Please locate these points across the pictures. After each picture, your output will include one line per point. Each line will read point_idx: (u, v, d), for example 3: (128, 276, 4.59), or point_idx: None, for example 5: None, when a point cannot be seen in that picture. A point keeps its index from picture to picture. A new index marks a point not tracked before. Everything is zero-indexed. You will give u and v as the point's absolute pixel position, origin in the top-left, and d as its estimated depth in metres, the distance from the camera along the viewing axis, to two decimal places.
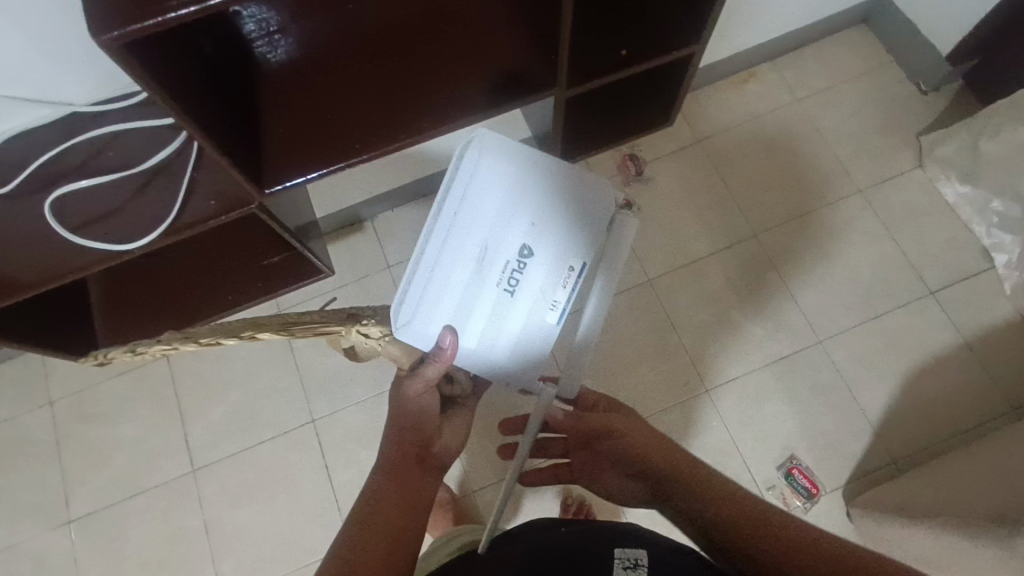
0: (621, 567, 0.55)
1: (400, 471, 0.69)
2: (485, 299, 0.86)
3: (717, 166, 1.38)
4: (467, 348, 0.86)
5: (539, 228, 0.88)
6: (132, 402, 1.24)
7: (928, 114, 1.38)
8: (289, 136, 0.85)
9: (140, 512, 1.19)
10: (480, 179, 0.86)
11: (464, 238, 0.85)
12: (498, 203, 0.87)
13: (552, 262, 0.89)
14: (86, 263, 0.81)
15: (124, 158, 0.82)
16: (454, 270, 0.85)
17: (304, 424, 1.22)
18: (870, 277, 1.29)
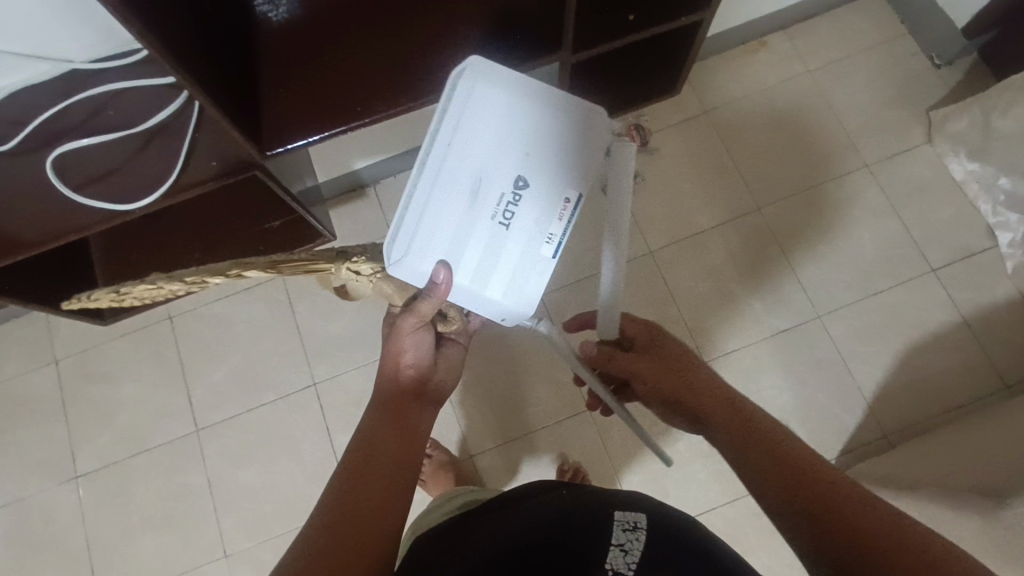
0: (620, 528, 0.56)
1: (395, 408, 0.68)
2: (478, 234, 0.77)
3: (723, 137, 1.36)
4: (460, 287, 0.78)
5: (537, 157, 0.78)
6: (136, 362, 1.26)
7: (940, 89, 1.36)
8: (290, 97, 0.84)
9: (144, 469, 1.22)
10: (477, 106, 0.77)
11: (457, 171, 0.77)
12: (493, 132, 0.78)
13: (551, 194, 0.78)
14: (87, 224, 0.81)
15: (125, 117, 0.82)
16: (445, 204, 0.77)
17: (305, 387, 1.24)
18: (873, 253, 1.28)
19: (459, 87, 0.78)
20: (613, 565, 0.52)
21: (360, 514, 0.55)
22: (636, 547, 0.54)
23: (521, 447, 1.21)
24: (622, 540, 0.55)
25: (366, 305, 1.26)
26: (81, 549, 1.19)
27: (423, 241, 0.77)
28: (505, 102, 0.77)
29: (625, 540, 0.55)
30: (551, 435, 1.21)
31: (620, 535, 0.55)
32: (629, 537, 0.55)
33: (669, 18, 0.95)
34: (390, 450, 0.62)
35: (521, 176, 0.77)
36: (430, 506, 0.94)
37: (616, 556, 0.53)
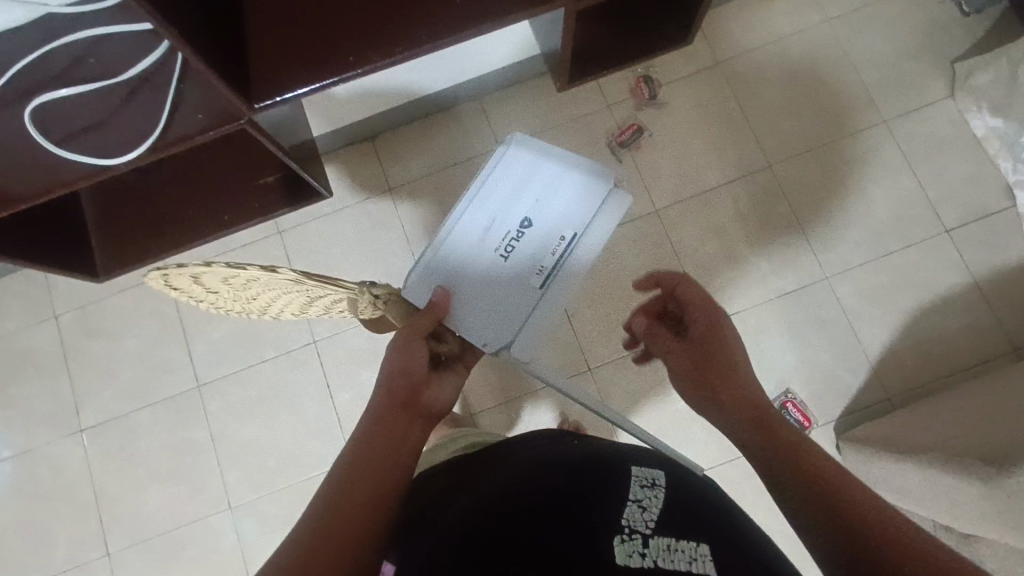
0: (639, 484, 0.56)
1: (386, 415, 0.64)
2: (479, 263, 0.86)
3: (735, 90, 1.31)
4: (455, 313, 0.83)
5: (545, 204, 0.88)
6: (135, 318, 1.25)
7: (965, 39, 1.29)
8: (277, 47, 0.80)
9: (148, 424, 1.23)
10: (501, 167, 0.89)
11: (471, 210, 0.87)
12: (508, 184, 0.89)
13: (550, 233, 0.87)
14: (71, 180, 0.79)
15: (106, 66, 0.78)
16: (459, 236, 0.86)
17: (306, 344, 1.24)
18: (885, 213, 1.25)
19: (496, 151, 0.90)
20: (631, 520, 0.53)
21: (352, 509, 0.55)
22: (654, 504, 0.54)
23: (520, 405, 1.21)
24: (641, 496, 0.55)
25: None
26: (89, 499, 1.21)
27: (432, 265, 0.85)
28: (531, 160, 0.89)
29: (643, 496, 0.55)
30: (550, 395, 1.21)
31: (638, 490, 0.56)
32: (647, 492, 0.56)
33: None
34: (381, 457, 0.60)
35: (525, 220, 0.87)
36: (429, 447, 0.95)
37: (634, 511, 0.54)
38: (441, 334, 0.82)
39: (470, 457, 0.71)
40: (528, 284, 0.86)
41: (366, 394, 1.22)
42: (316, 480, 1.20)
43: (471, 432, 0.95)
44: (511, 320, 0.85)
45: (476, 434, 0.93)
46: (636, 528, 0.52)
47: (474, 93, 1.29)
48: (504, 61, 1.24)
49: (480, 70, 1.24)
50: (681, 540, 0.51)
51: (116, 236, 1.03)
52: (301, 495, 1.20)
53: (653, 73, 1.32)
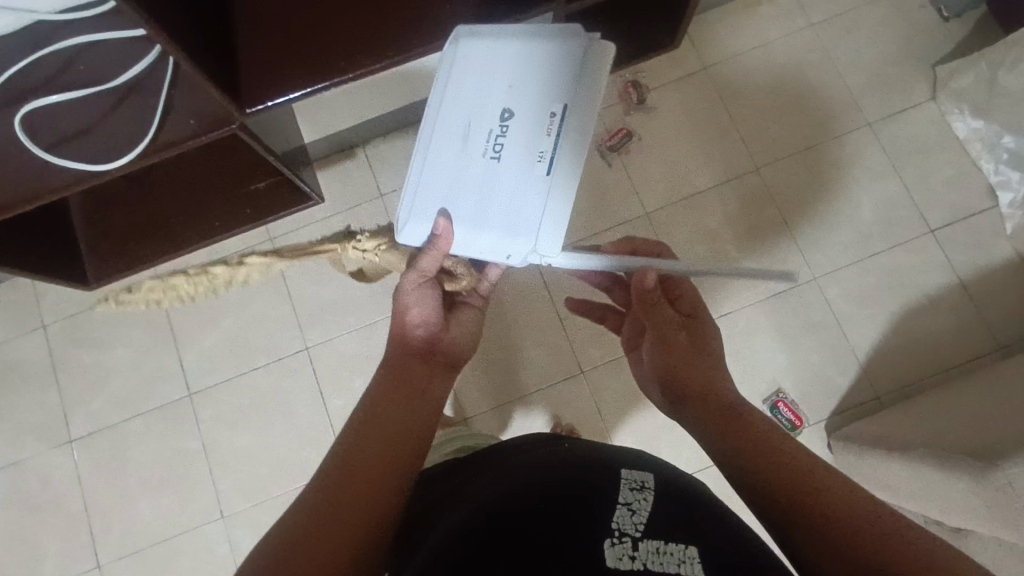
0: (628, 487, 0.56)
1: (403, 373, 0.64)
2: (473, 173, 0.83)
3: (722, 95, 1.32)
4: (461, 235, 0.82)
5: (517, 87, 0.83)
6: (126, 327, 1.24)
7: (947, 44, 1.32)
8: (267, 52, 0.80)
9: (138, 433, 1.22)
10: (459, 59, 0.84)
11: (447, 123, 0.86)
12: (475, 79, 0.84)
13: (535, 116, 0.82)
14: (63, 187, 0.78)
15: (97, 73, 0.78)
16: (442, 155, 0.85)
17: (298, 351, 1.23)
18: (871, 213, 1.26)
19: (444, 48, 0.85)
20: (620, 524, 0.52)
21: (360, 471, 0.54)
22: (644, 506, 0.54)
23: (513, 409, 1.21)
24: (630, 499, 0.55)
25: None
26: (79, 510, 1.20)
27: (422, 198, 0.85)
28: (486, 49, 0.83)
29: (632, 499, 0.55)
30: (543, 398, 1.21)
31: (628, 493, 0.56)
32: (637, 496, 0.55)
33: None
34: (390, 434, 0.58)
35: (503, 109, 0.83)
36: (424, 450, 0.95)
37: (624, 514, 0.53)
38: (454, 269, 0.81)
39: (464, 461, 0.71)
40: (534, 169, 0.81)
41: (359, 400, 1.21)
42: None
43: (467, 434, 0.96)
44: (521, 220, 0.81)
45: (470, 436, 0.93)
46: (626, 531, 0.51)
47: None
48: None
49: None
50: (670, 542, 0.50)
51: (108, 245, 1.03)
52: None
53: (641, 78, 1.33)
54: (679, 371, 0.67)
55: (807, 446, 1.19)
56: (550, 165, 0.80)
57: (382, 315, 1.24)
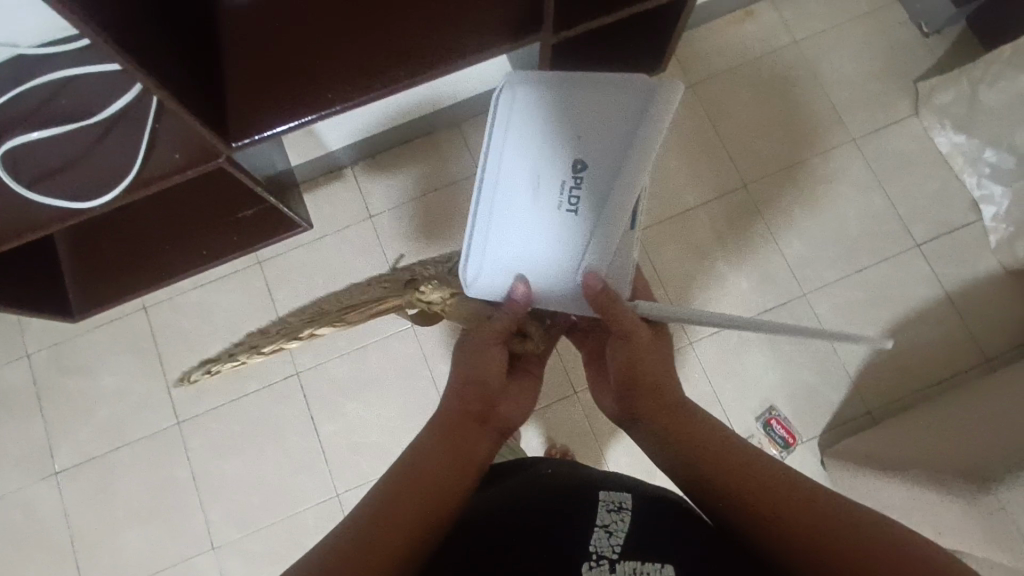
0: (607, 509, 0.62)
1: (456, 429, 0.67)
2: (548, 223, 0.90)
3: (708, 112, 1.34)
4: (542, 283, 0.88)
5: (584, 141, 0.91)
6: (112, 354, 1.23)
7: (928, 59, 1.34)
8: (253, 84, 0.79)
9: (126, 464, 1.20)
10: (521, 113, 0.94)
11: (514, 175, 0.92)
12: (540, 134, 0.93)
13: (606, 167, 0.90)
14: (45, 224, 0.77)
15: (79, 107, 0.77)
16: (512, 206, 0.91)
17: (288, 376, 1.22)
18: (857, 228, 1.28)
19: (501, 99, 0.95)
20: (598, 546, 0.58)
21: (390, 524, 0.58)
22: (619, 527, 0.60)
23: None
24: (607, 521, 0.61)
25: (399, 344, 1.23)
26: (65, 543, 1.17)
27: (496, 247, 0.90)
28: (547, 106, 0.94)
29: (609, 520, 0.61)
30: (536, 420, 1.21)
31: (605, 515, 0.62)
32: (614, 517, 0.61)
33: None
34: (426, 488, 0.61)
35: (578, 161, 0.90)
36: None
37: (601, 536, 0.59)
38: (526, 331, 0.82)
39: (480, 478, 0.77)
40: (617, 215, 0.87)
41: (351, 425, 1.20)
42: (301, 516, 1.18)
43: None
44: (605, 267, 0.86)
45: None
46: (603, 553, 0.58)
47: (452, 119, 1.30)
48: (483, 87, 1.26)
49: (456, 98, 1.26)
50: (646, 562, 0.57)
51: (91, 277, 1.01)
52: (286, 532, 1.17)
53: None
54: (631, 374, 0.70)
55: (800, 463, 1.19)
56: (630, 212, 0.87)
57: (372, 338, 1.23)
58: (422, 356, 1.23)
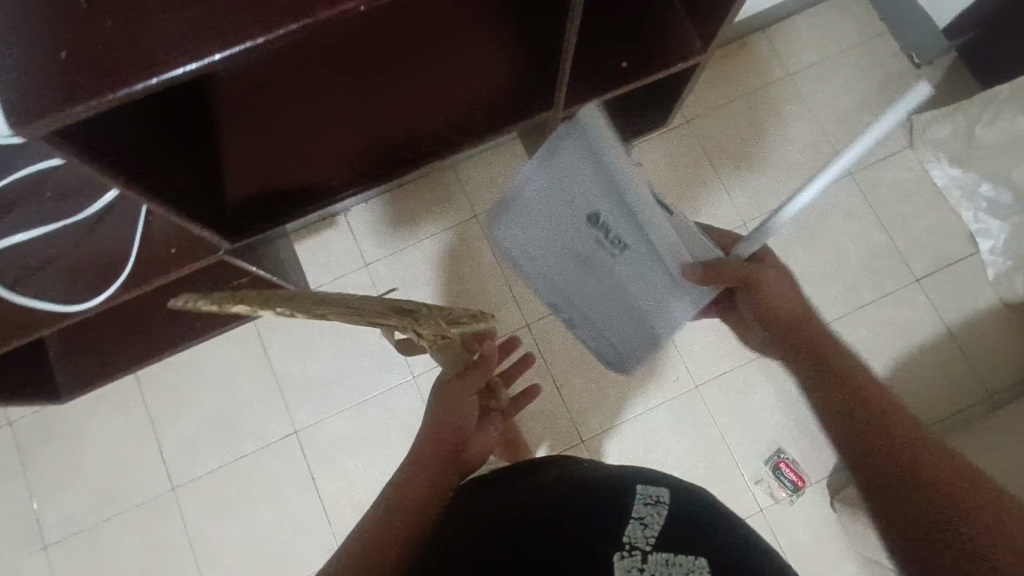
0: (643, 503, 0.64)
1: (431, 463, 0.73)
2: (611, 278, 0.97)
3: (705, 148, 1.32)
4: (648, 326, 0.98)
5: (585, 196, 0.95)
6: (100, 417, 1.18)
7: (922, 89, 1.34)
8: (260, 179, 0.83)
9: (120, 532, 1.15)
10: (533, 202, 1.04)
11: (563, 255, 1.02)
12: (555, 210, 1.00)
13: (610, 207, 0.91)
14: (35, 328, 0.74)
15: (59, 203, 0.72)
16: (576, 279, 1.02)
17: (287, 434, 1.18)
18: (857, 263, 1.28)
19: (513, 200, 1.07)
20: (632, 536, 0.60)
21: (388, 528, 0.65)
22: (655, 521, 0.62)
23: None
24: (643, 513, 0.62)
25: (402, 397, 1.20)
26: None
27: (592, 317, 1.03)
28: (546, 184, 1.00)
29: (645, 514, 0.62)
30: None
31: (641, 508, 0.63)
32: (650, 510, 0.63)
33: (661, 64, 0.86)
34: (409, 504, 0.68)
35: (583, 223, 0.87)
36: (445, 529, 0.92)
37: (636, 528, 0.61)
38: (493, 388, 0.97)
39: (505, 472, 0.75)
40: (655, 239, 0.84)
41: (354, 483, 1.17)
42: None
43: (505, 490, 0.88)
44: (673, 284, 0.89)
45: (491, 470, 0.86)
46: (637, 544, 0.60)
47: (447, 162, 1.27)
48: None
49: None
50: (681, 554, 0.59)
51: (81, 352, 0.97)
52: None
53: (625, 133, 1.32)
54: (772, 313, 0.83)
55: (810, 506, 1.19)
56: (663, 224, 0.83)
57: (373, 391, 1.20)
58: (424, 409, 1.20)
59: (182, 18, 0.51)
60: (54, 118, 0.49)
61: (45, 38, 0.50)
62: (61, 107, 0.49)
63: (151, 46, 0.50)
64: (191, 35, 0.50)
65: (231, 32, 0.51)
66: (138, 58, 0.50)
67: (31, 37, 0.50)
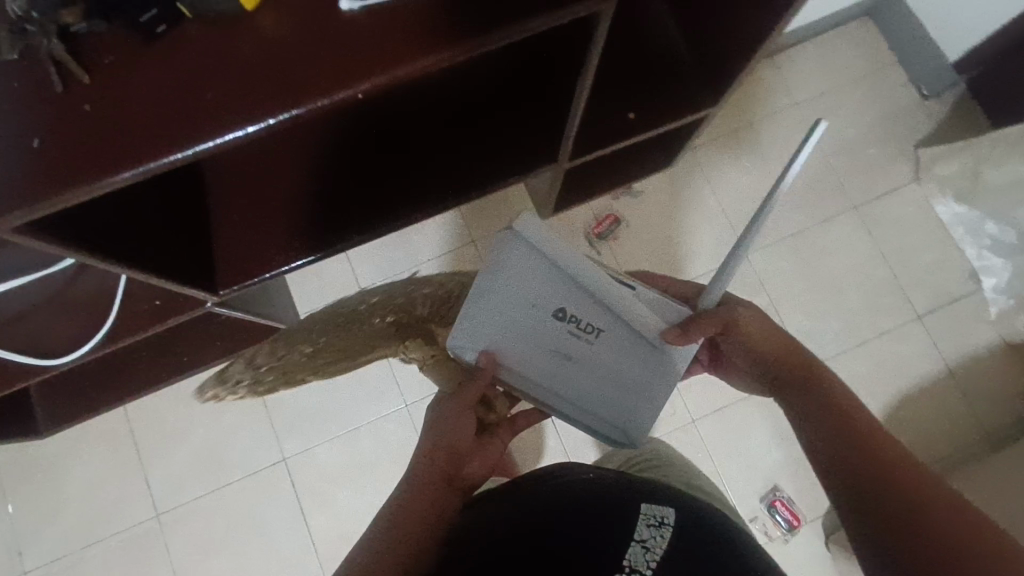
0: (645, 523, 0.56)
1: (423, 487, 0.70)
2: (600, 361, 0.85)
3: (709, 177, 1.30)
4: (655, 399, 0.85)
5: (540, 292, 0.86)
6: (83, 444, 1.15)
7: (929, 122, 1.32)
8: (251, 239, 0.80)
9: (102, 561, 1.12)
10: (481, 329, 0.86)
11: (536, 370, 0.85)
12: (513, 322, 0.86)
13: (573, 289, 0.85)
14: (13, 379, 0.76)
15: (33, 257, 0.73)
16: (560, 385, 0.86)
17: (275, 463, 1.16)
18: (857, 298, 1.26)
19: (454, 338, 0.87)
20: (632, 559, 0.52)
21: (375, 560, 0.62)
22: (658, 544, 0.54)
23: None
24: (645, 535, 0.54)
25: (392, 427, 1.18)
26: None
27: (595, 416, 0.86)
28: (487, 304, 0.87)
29: (648, 535, 0.54)
30: None
31: (644, 529, 0.55)
32: (652, 532, 0.55)
33: (670, 117, 0.84)
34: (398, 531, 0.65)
35: (546, 305, 0.86)
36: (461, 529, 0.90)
37: (637, 551, 0.53)
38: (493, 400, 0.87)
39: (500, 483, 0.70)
40: (625, 312, 0.84)
41: (342, 514, 1.15)
42: None
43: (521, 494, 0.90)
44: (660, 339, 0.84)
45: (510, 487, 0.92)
46: (637, 568, 0.51)
47: None
48: None
49: None
50: None
51: (60, 389, 0.95)
52: None
53: None
54: (759, 352, 0.76)
55: (805, 546, 1.18)
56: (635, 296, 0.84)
57: (364, 420, 1.18)
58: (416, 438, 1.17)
59: (174, 103, 0.50)
60: (25, 212, 0.49)
61: (21, 123, 0.49)
62: (30, 201, 0.49)
63: (137, 135, 0.50)
64: (170, 123, 0.50)
65: (223, 118, 0.51)
66: (127, 143, 0.50)
67: (15, 118, 0.49)
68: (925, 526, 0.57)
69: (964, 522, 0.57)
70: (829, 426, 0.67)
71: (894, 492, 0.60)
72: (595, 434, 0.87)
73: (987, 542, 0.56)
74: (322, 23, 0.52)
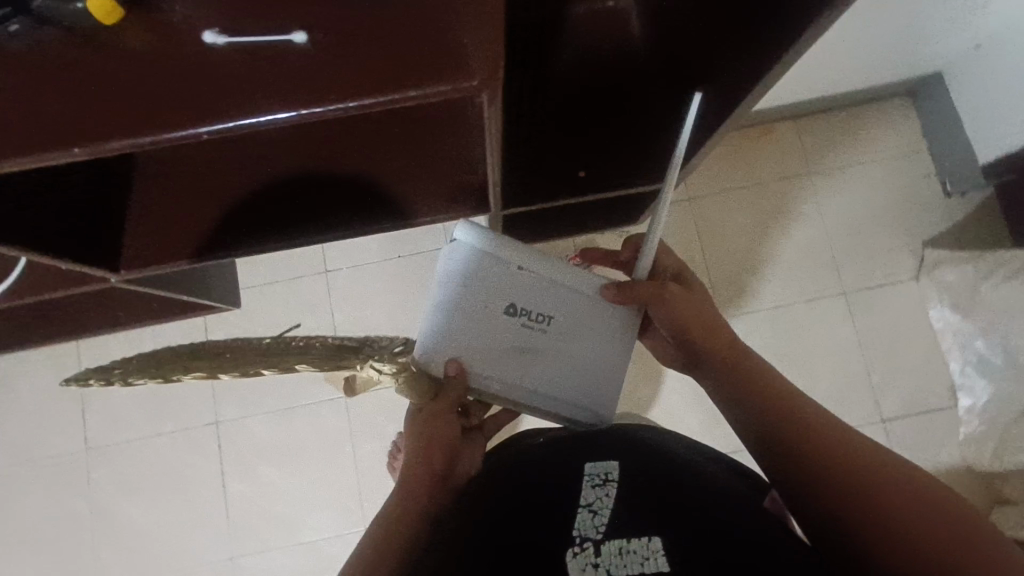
0: (590, 484, 0.62)
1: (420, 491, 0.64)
2: (556, 343, 0.81)
3: (700, 230, 1.25)
4: (611, 367, 0.83)
5: (490, 292, 0.79)
6: (32, 364, 1.18)
7: (946, 220, 1.25)
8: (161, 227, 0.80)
9: (26, 480, 1.16)
10: (439, 346, 0.77)
11: (496, 371, 0.79)
12: (469, 329, 0.78)
13: (521, 282, 0.80)
14: None
15: None
16: (522, 379, 0.80)
17: (208, 424, 1.17)
18: (826, 388, 1.21)
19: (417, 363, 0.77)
20: (581, 529, 0.58)
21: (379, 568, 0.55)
22: (604, 505, 0.60)
23: None
24: (591, 499, 0.61)
25: (327, 415, 1.18)
26: None
27: (558, 400, 0.82)
28: (442, 316, 0.78)
29: (593, 498, 0.61)
30: None
31: (590, 492, 0.62)
32: (598, 493, 0.61)
33: (618, 183, 0.89)
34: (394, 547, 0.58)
35: (506, 303, 0.79)
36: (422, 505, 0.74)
37: (585, 516, 0.59)
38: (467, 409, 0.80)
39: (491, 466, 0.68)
40: (579, 297, 0.81)
41: (262, 489, 1.16)
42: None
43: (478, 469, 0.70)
44: (612, 313, 0.81)
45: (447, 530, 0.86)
46: (588, 537, 0.58)
47: None
48: None
49: None
50: (633, 540, 0.56)
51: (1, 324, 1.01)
52: None
53: None
54: (675, 329, 0.71)
55: None
56: (585, 281, 0.81)
57: (301, 401, 1.18)
58: (349, 431, 1.17)
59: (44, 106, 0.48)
60: None
61: None
62: None
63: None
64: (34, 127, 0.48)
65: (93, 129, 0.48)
66: None
67: None
68: (879, 521, 0.51)
69: (917, 495, 0.52)
70: (754, 417, 0.62)
71: (838, 490, 0.54)
72: (559, 415, 0.82)
73: (945, 514, 0.50)
74: (198, 48, 0.49)
